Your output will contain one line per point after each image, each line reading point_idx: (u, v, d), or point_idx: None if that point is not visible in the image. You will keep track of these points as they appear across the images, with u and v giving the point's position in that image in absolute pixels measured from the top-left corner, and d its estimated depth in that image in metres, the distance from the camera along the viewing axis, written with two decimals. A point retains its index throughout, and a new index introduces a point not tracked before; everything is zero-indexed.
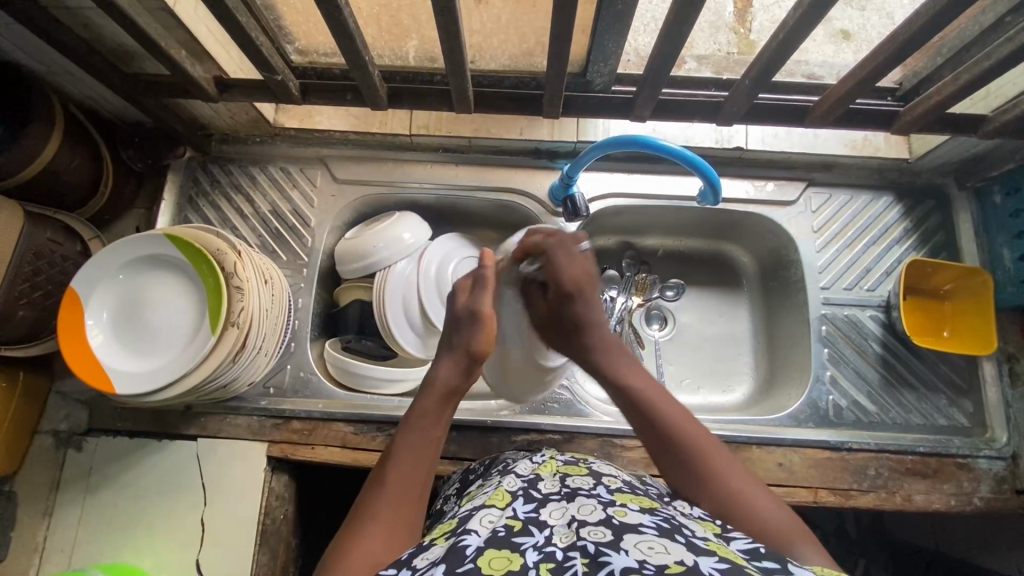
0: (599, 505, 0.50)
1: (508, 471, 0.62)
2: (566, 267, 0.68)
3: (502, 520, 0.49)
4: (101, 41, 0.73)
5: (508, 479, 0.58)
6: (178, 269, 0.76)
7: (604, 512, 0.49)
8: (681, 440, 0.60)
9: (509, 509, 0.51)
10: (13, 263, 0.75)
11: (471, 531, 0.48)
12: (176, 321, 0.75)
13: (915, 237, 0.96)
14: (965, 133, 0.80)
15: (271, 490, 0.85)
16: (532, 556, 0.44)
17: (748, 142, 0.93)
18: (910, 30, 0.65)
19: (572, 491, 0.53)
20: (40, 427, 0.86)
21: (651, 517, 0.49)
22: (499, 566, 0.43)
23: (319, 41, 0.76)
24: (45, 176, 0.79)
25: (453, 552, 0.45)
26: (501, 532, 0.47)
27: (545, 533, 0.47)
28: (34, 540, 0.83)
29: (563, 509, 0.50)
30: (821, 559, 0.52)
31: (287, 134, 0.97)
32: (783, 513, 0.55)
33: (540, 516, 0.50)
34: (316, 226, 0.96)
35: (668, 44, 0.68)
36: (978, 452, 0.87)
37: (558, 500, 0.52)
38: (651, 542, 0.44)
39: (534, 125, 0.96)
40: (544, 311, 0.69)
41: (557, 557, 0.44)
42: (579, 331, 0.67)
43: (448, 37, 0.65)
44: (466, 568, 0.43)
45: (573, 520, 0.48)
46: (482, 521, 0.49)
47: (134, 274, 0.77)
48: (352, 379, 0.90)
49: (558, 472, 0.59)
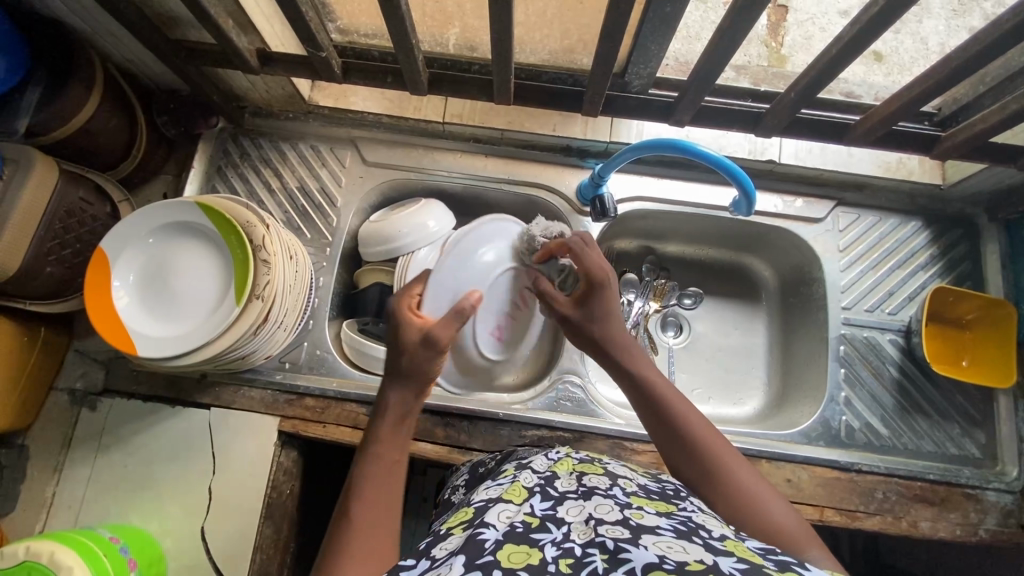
0: (616, 506, 0.50)
1: (525, 467, 0.62)
2: (591, 261, 0.75)
3: (519, 516, 0.49)
4: (149, 5, 0.73)
5: (524, 474, 0.59)
6: (183, 245, 0.77)
7: (621, 512, 0.49)
8: (692, 441, 0.61)
9: (527, 505, 0.51)
10: (45, 220, 0.75)
11: (489, 524, 0.48)
12: (183, 299, 0.75)
13: (941, 264, 0.95)
14: (1004, 163, 0.79)
15: (280, 465, 0.86)
16: (551, 551, 0.45)
17: (782, 155, 0.93)
18: (963, 56, 0.65)
19: (589, 491, 0.54)
20: (58, 383, 0.87)
21: (667, 520, 0.49)
22: (518, 560, 0.44)
23: (362, 22, 0.77)
24: (81, 136, 0.80)
25: (471, 543, 0.46)
26: (519, 527, 0.48)
27: (563, 529, 0.48)
28: (44, 495, 0.84)
29: (580, 507, 0.50)
30: (829, 564, 0.52)
31: (320, 112, 0.97)
32: (797, 519, 0.55)
33: (557, 513, 0.50)
34: (342, 206, 0.96)
35: (717, 51, 0.67)
36: (986, 484, 0.87)
37: (575, 499, 0.52)
38: (670, 542, 0.44)
39: (567, 122, 0.96)
40: (571, 305, 0.76)
41: (576, 553, 0.44)
42: (598, 323, 0.73)
43: (499, 28, 0.65)
44: (486, 560, 0.43)
45: (590, 518, 0.48)
46: (498, 515, 0.50)
47: (141, 250, 0.76)
48: (368, 362, 0.90)
49: (575, 470, 0.59)
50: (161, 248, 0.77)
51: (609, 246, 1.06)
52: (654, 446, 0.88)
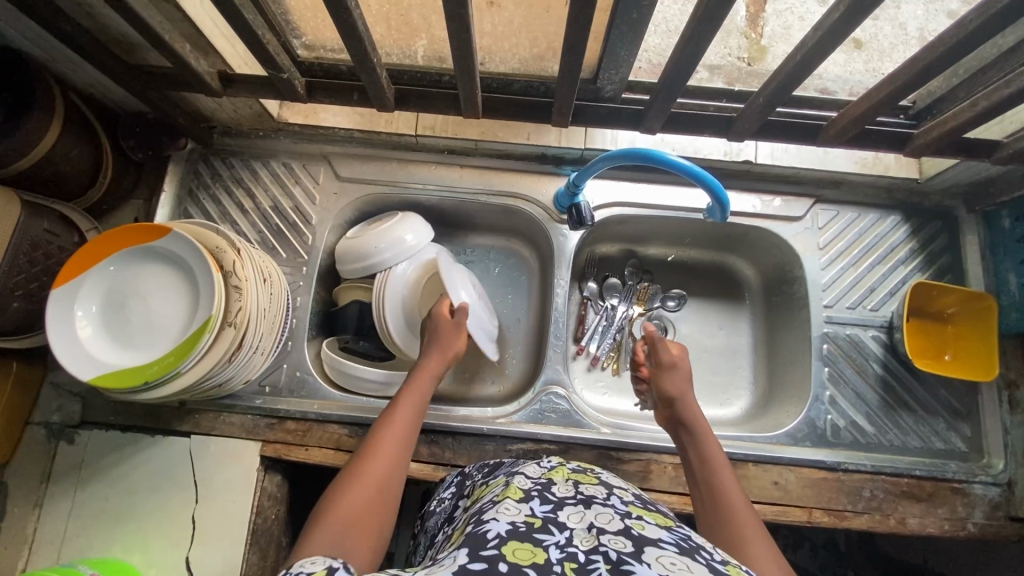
0: (617, 515, 0.50)
1: (517, 473, 0.61)
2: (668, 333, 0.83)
3: (521, 515, 0.49)
4: (104, 31, 0.71)
5: (519, 478, 0.58)
6: (150, 267, 0.74)
7: (623, 522, 0.49)
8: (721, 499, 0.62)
9: (527, 506, 0.51)
10: (9, 253, 0.74)
11: (493, 519, 0.48)
12: (151, 322, 0.72)
13: (920, 258, 0.95)
14: (979, 157, 0.79)
15: (263, 490, 0.85)
16: (555, 553, 0.45)
17: (758, 155, 0.92)
18: (930, 57, 0.64)
19: (587, 499, 0.53)
20: (32, 418, 0.86)
21: (669, 533, 0.49)
22: (523, 556, 0.44)
23: (326, 37, 0.75)
24: (43, 168, 0.78)
25: (475, 537, 0.46)
26: (522, 527, 0.47)
27: (565, 533, 0.47)
28: (24, 532, 0.82)
29: (581, 514, 0.50)
30: None
31: (291, 130, 0.96)
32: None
33: (558, 517, 0.50)
34: (317, 223, 0.95)
35: (684, 57, 0.66)
36: (973, 477, 0.86)
37: (575, 505, 0.52)
38: (673, 558, 0.44)
39: (541, 130, 0.95)
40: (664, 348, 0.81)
41: (580, 558, 0.44)
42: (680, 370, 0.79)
43: (459, 43, 0.63)
44: (490, 552, 0.44)
45: (592, 525, 0.48)
46: (501, 511, 0.50)
47: (106, 273, 0.74)
48: (349, 381, 0.89)
49: (570, 478, 0.59)
50: (125, 276, 0.74)
51: (590, 250, 1.05)
52: (641, 454, 0.88)
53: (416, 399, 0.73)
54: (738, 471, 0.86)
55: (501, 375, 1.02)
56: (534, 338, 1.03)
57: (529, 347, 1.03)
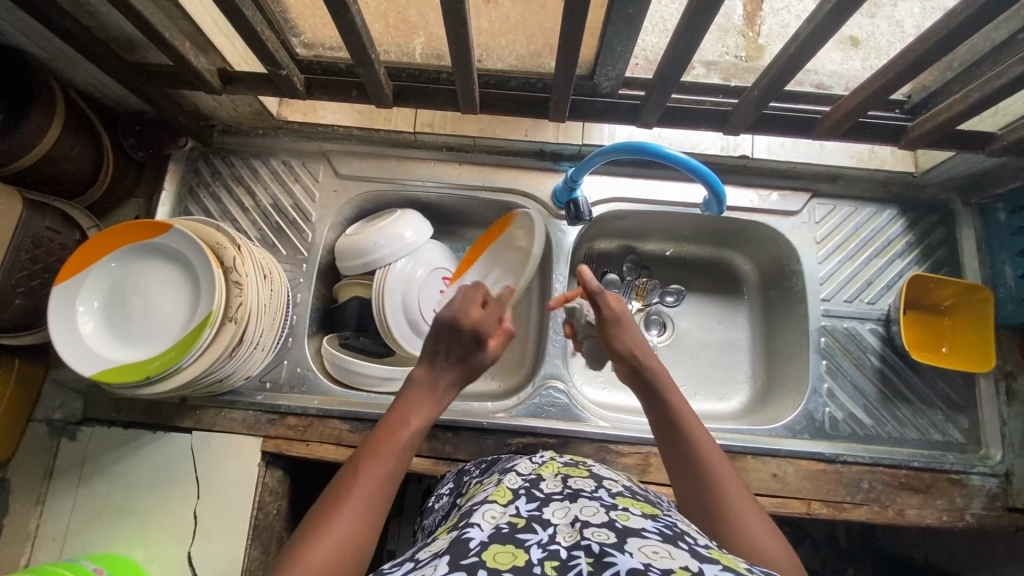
0: (602, 508, 0.50)
1: (509, 470, 0.62)
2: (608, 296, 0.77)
3: (505, 517, 0.49)
4: (104, 28, 0.72)
5: (510, 476, 0.58)
6: (150, 263, 0.74)
7: (607, 515, 0.49)
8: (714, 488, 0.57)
9: (512, 507, 0.51)
10: (12, 250, 0.75)
11: (475, 524, 0.49)
12: (151, 319, 0.73)
13: (917, 252, 0.95)
14: (973, 149, 0.80)
15: (265, 485, 0.85)
16: (536, 553, 0.45)
17: (754, 150, 0.93)
18: (923, 48, 0.64)
19: (574, 493, 0.53)
20: (35, 414, 0.86)
21: (653, 523, 0.49)
22: (503, 561, 0.44)
23: (325, 34, 0.75)
24: (44, 166, 0.79)
25: (457, 544, 0.46)
26: (504, 529, 0.48)
27: (548, 531, 0.48)
28: (26, 529, 0.83)
29: (566, 509, 0.50)
30: None
31: (290, 128, 0.96)
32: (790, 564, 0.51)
33: (543, 514, 0.50)
34: (316, 221, 0.96)
35: (679, 50, 0.67)
36: (971, 468, 0.87)
37: (561, 500, 0.52)
38: (656, 547, 0.44)
39: (539, 127, 0.95)
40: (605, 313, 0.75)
41: (562, 555, 0.44)
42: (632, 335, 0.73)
43: (457, 39, 0.64)
44: (470, 561, 0.43)
45: (576, 520, 0.48)
46: (485, 516, 0.50)
47: (109, 270, 0.74)
48: (348, 376, 0.90)
49: (560, 472, 0.59)
50: (126, 273, 0.75)
51: (588, 246, 1.06)
52: (640, 448, 0.88)
53: (423, 403, 0.64)
54: (737, 464, 0.86)
55: (500, 370, 1.02)
56: (534, 334, 1.03)
57: (529, 343, 1.03)
